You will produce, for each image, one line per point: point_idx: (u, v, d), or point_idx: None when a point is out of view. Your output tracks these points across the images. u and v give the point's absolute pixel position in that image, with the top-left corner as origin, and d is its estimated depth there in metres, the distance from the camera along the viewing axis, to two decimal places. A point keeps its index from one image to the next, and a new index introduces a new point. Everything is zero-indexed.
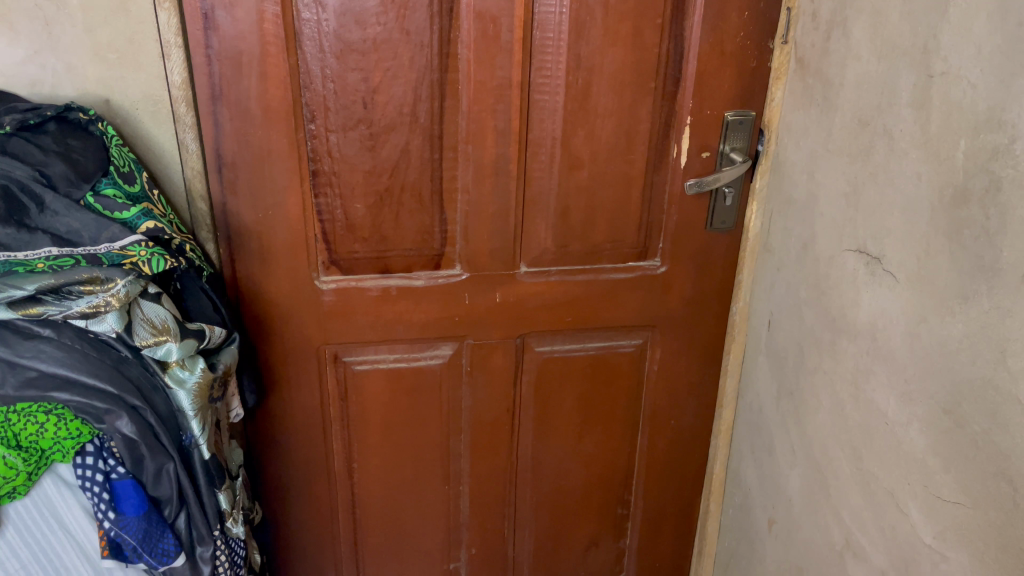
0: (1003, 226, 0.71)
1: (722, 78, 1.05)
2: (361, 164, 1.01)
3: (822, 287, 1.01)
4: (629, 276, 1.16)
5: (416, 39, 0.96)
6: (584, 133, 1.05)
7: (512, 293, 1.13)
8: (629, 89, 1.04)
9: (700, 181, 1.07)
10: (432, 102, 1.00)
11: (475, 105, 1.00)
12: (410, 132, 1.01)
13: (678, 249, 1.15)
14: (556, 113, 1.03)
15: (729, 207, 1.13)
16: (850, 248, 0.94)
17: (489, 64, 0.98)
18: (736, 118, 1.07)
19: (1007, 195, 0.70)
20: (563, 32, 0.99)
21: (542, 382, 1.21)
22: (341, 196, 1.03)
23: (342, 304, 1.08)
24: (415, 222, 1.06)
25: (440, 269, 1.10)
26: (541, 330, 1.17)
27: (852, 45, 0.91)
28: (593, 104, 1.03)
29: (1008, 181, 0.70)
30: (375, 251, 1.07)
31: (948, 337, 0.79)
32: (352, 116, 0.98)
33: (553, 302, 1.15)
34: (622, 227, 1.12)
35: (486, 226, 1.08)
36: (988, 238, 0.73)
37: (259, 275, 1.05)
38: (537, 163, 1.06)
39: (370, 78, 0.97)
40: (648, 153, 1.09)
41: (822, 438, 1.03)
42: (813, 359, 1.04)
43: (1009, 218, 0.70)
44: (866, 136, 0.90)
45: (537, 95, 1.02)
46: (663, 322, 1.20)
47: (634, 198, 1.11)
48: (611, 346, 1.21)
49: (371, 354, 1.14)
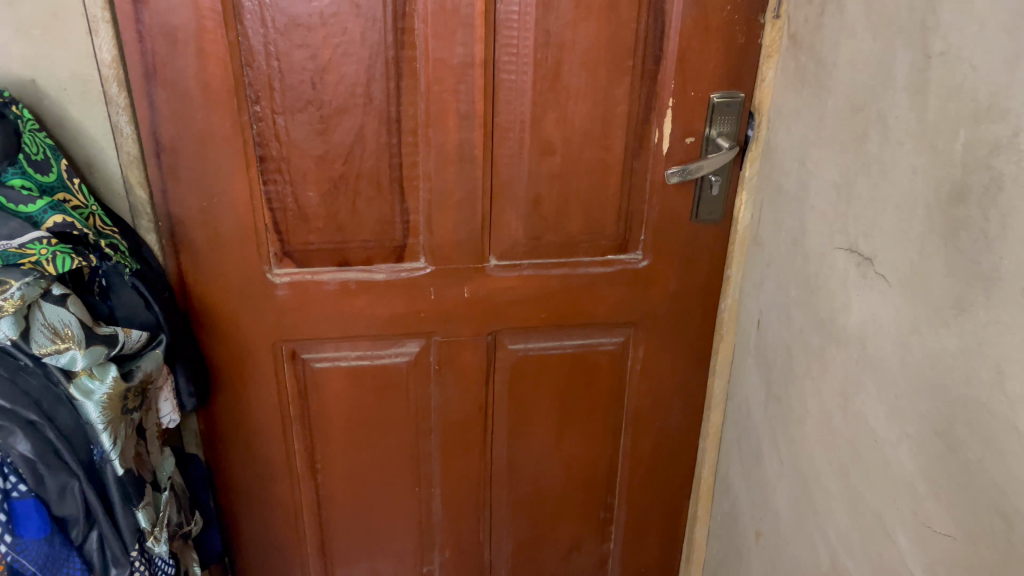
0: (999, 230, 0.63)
1: (707, 56, 0.96)
2: (312, 149, 0.94)
3: (811, 286, 0.92)
4: (607, 271, 1.07)
5: (367, 13, 0.88)
6: (556, 116, 0.96)
7: (481, 288, 1.06)
8: (605, 69, 0.94)
9: (684, 170, 0.97)
10: (388, 82, 0.92)
11: (434, 85, 0.92)
12: (364, 114, 0.93)
13: (661, 241, 1.07)
14: (524, 94, 0.95)
15: (716, 197, 1.04)
16: (841, 247, 0.86)
17: (447, 41, 0.90)
18: (723, 100, 0.98)
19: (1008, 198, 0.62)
20: (529, 5, 0.90)
21: (517, 381, 1.14)
22: (291, 183, 0.95)
23: (298, 298, 1.01)
24: (373, 212, 0.99)
25: (403, 262, 1.03)
26: (513, 326, 1.09)
27: (847, 22, 0.82)
28: (564, 85, 0.95)
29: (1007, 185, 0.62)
30: (331, 243, 1.00)
31: (941, 351, 0.71)
32: (300, 96, 0.91)
33: (525, 297, 1.07)
34: (599, 218, 1.04)
35: (451, 215, 1.00)
36: (983, 243, 0.65)
37: (207, 269, 0.98)
38: (504, 148, 0.98)
39: (318, 56, 0.89)
40: (627, 138, 1.00)
41: (810, 449, 0.95)
42: (802, 364, 0.95)
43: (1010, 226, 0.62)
44: (859, 122, 0.81)
45: (503, 74, 0.93)
46: (646, 319, 1.12)
47: (613, 187, 1.02)
48: (590, 343, 1.13)
49: (331, 352, 1.07)
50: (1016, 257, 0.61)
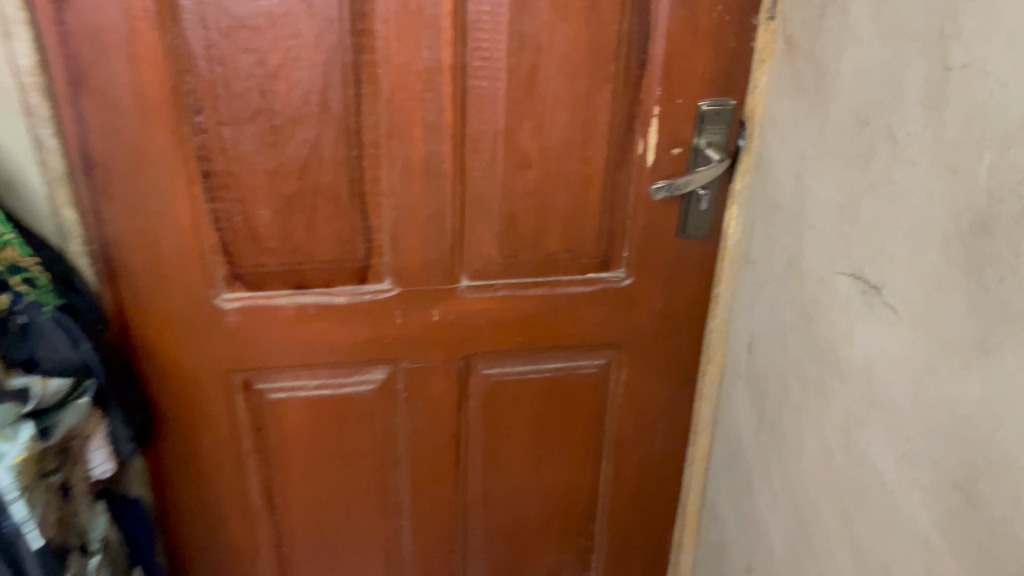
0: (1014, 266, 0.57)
1: (696, 61, 0.88)
2: (262, 164, 0.85)
3: (809, 312, 0.85)
4: (588, 290, 1.00)
5: (321, 14, 0.79)
6: (532, 125, 0.88)
7: (452, 310, 0.97)
8: (585, 74, 0.86)
9: (671, 185, 0.90)
10: (346, 90, 0.83)
11: (397, 93, 0.84)
12: (320, 125, 0.84)
13: (646, 258, 0.99)
14: (498, 102, 0.86)
15: (705, 211, 0.96)
16: (844, 272, 0.79)
17: (412, 44, 0.81)
18: (712, 107, 0.91)
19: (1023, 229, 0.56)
20: (502, 5, 0.81)
21: (491, 408, 1.06)
22: (240, 201, 0.86)
23: (250, 325, 0.93)
24: (332, 231, 0.90)
25: (366, 284, 0.94)
26: (486, 351, 1.01)
27: (851, 26, 0.75)
28: (541, 92, 0.86)
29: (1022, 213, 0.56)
30: (286, 265, 0.91)
31: (961, 397, 0.64)
32: (248, 106, 0.82)
33: (500, 320, 0.99)
34: (579, 234, 0.96)
35: (418, 233, 0.92)
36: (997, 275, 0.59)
37: (148, 295, 0.89)
38: (475, 161, 0.89)
39: (267, 61, 0.80)
40: (609, 149, 0.92)
41: (807, 486, 0.88)
42: (798, 394, 0.88)
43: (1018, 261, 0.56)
44: (865, 138, 0.74)
45: (474, 80, 0.85)
46: (630, 341, 1.04)
47: (593, 202, 0.94)
48: (570, 367, 1.05)
49: (289, 381, 0.98)
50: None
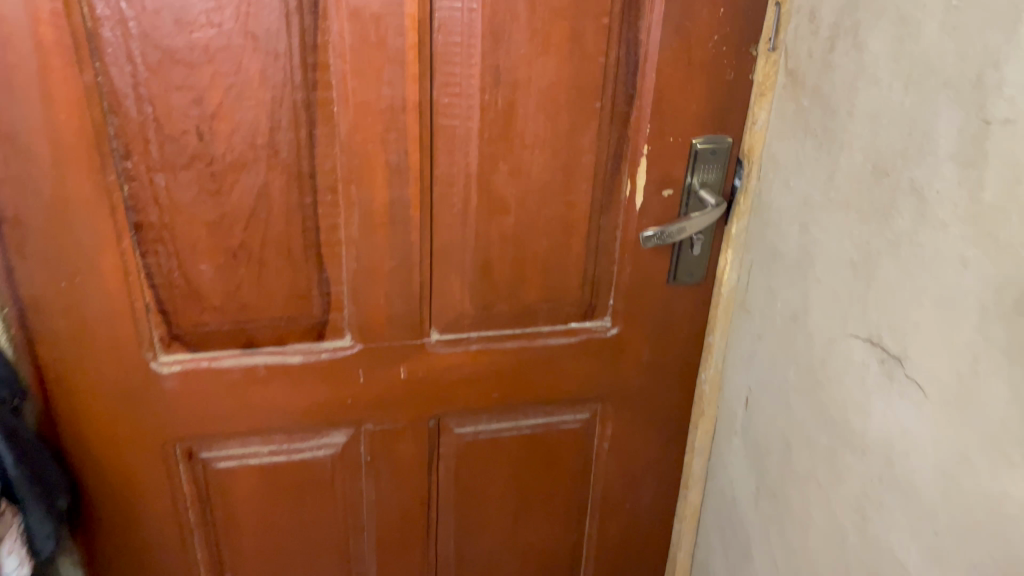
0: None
1: (689, 95, 0.79)
2: (202, 214, 0.75)
3: (816, 375, 0.77)
4: (570, 342, 0.91)
5: (266, 46, 0.69)
6: (508, 168, 0.79)
7: (420, 368, 0.88)
8: (567, 111, 0.77)
9: (664, 233, 0.81)
10: (298, 131, 0.73)
11: (356, 134, 0.74)
12: (268, 170, 0.74)
13: (633, 307, 0.90)
14: (470, 142, 0.77)
15: (697, 257, 0.88)
16: (858, 336, 0.71)
17: (372, 80, 0.72)
18: (707, 146, 0.82)
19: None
20: (474, 37, 0.72)
21: (465, 468, 0.96)
22: (178, 254, 0.76)
23: (192, 390, 0.82)
24: (284, 285, 0.80)
25: (323, 340, 0.85)
26: (459, 409, 0.92)
27: (867, 65, 0.67)
28: (517, 131, 0.77)
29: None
30: (232, 323, 0.81)
31: (1002, 497, 0.56)
32: (184, 150, 0.71)
33: (473, 376, 0.90)
34: (560, 283, 0.87)
35: (382, 285, 0.82)
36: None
37: (73, 360, 0.78)
38: (445, 207, 0.80)
39: (205, 100, 0.70)
40: (593, 192, 0.83)
41: (814, 563, 0.80)
42: (803, 462, 0.80)
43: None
44: (883, 191, 0.66)
45: (443, 119, 0.75)
46: (615, 393, 0.96)
47: (576, 249, 0.85)
48: (550, 423, 0.96)
49: (238, 448, 0.88)
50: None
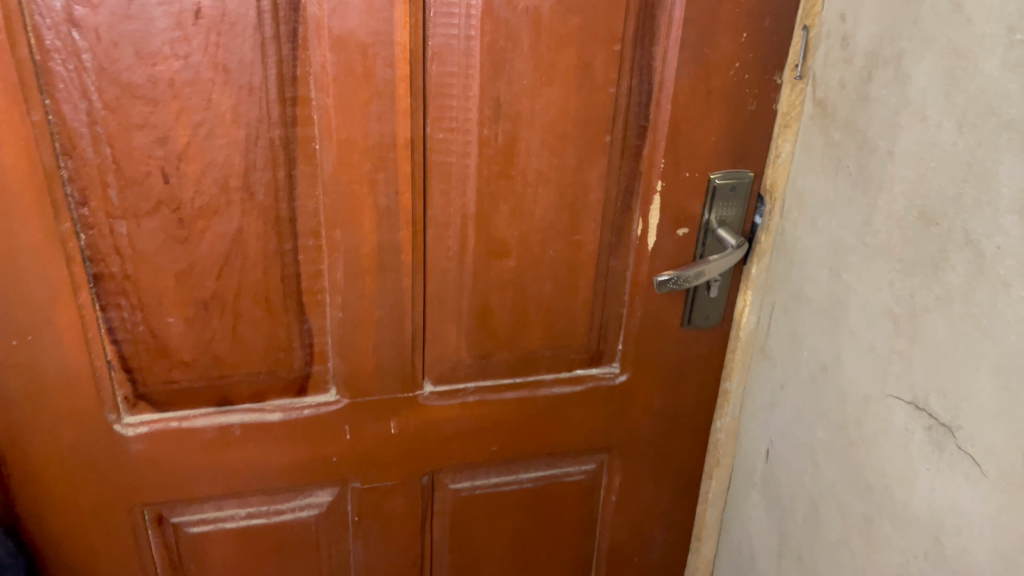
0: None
1: (707, 127, 0.72)
2: (169, 264, 0.67)
3: (849, 434, 0.71)
4: (576, 391, 0.83)
5: (239, 79, 0.61)
6: (509, 208, 0.72)
7: (413, 422, 0.80)
8: (574, 145, 0.70)
9: (682, 277, 0.74)
10: (276, 172, 0.66)
11: (341, 174, 0.67)
12: (242, 215, 0.66)
13: (644, 352, 0.83)
14: (467, 181, 0.70)
15: (714, 299, 0.81)
16: (900, 397, 0.64)
17: (358, 115, 0.64)
18: (726, 181, 0.75)
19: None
20: (472, 66, 0.65)
21: (461, 525, 0.89)
22: (143, 307, 0.68)
23: (161, 452, 0.75)
24: (262, 338, 0.72)
25: (306, 395, 0.77)
26: (455, 464, 0.84)
27: (911, 100, 0.60)
28: (520, 168, 0.70)
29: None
30: (204, 379, 0.73)
31: None
32: (147, 194, 0.64)
33: (471, 429, 0.82)
34: (565, 329, 0.80)
35: (370, 337, 0.74)
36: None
37: (26, 424, 0.70)
38: (440, 251, 0.72)
39: (171, 139, 0.62)
40: (601, 232, 0.75)
41: None
42: (833, 527, 0.74)
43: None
44: (930, 240, 0.59)
45: (437, 156, 0.68)
46: (624, 443, 0.89)
47: (582, 292, 0.78)
48: (554, 475, 0.89)
49: (213, 512, 0.80)
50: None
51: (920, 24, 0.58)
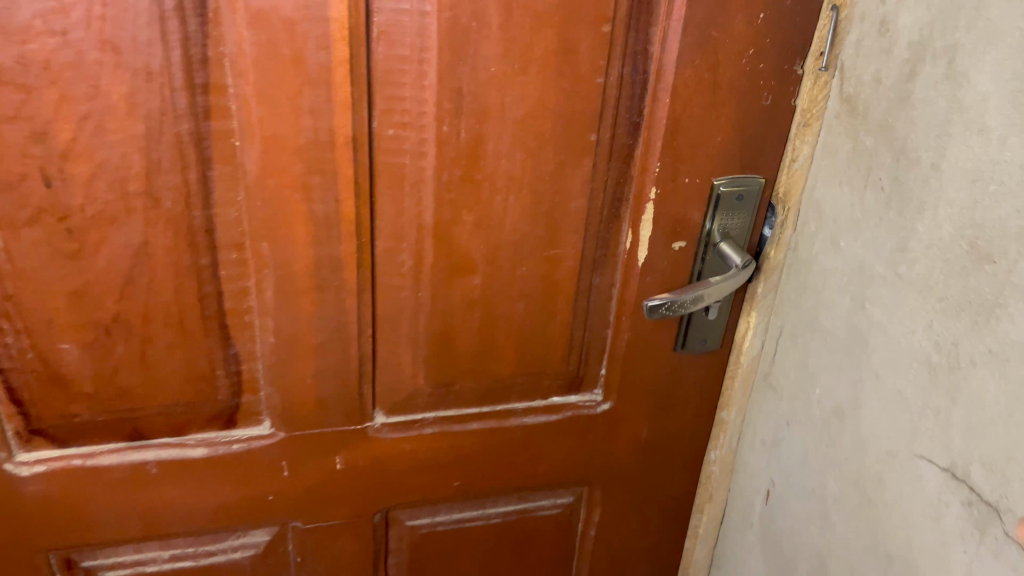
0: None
1: (713, 125, 0.61)
2: (58, 281, 0.55)
3: (867, 492, 0.60)
4: (551, 421, 0.73)
5: (135, 62, 0.49)
6: (474, 218, 0.60)
7: (361, 457, 0.70)
8: (552, 145, 0.58)
9: (676, 303, 0.63)
10: (187, 174, 0.54)
11: (268, 178, 0.55)
12: (148, 225, 0.55)
13: (631, 379, 0.72)
14: (423, 187, 0.58)
15: (712, 321, 0.70)
16: (934, 462, 0.53)
17: (286, 107, 0.52)
18: (731, 188, 0.64)
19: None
20: (427, 49, 0.53)
21: (419, 564, 0.79)
22: (29, 332, 0.57)
23: (63, 494, 0.64)
24: (179, 366, 0.61)
25: (235, 427, 0.66)
26: (412, 500, 0.74)
27: (966, 105, 0.48)
28: (486, 171, 0.58)
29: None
30: (112, 412, 0.62)
31: None
32: (26, 200, 0.52)
33: (429, 463, 0.72)
34: (540, 354, 0.69)
35: (309, 365, 0.63)
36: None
37: None
38: (392, 267, 0.61)
39: (51, 134, 0.50)
40: (584, 245, 0.64)
41: None
42: None
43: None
44: (983, 281, 0.48)
45: (386, 157, 0.56)
46: (605, 476, 0.78)
47: (561, 313, 0.67)
48: (525, 509, 0.79)
49: (130, 555, 0.70)
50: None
51: (984, 11, 0.46)
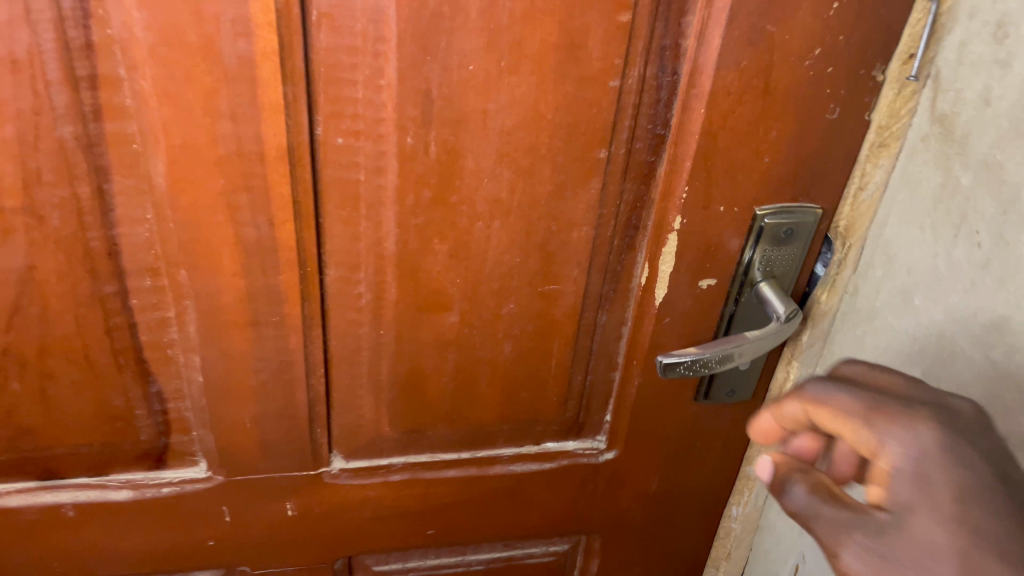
0: (877, 510, 0.32)
1: (761, 142, 0.47)
2: None
3: None
4: (543, 471, 0.61)
5: None
6: (447, 246, 0.48)
7: (317, 503, 0.59)
8: (549, 162, 0.46)
9: (699, 362, 0.50)
10: (76, 187, 0.42)
11: (181, 195, 0.43)
12: (32, 246, 0.44)
13: (641, 429, 0.60)
14: (381, 208, 0.46)
15: (742, 371, 0.58)
16: None
17: (198, 109, 0.40)
18: (778, 219, 0.50)
19: (929, 492, 0.31)
20: (384, 39, 0.40)
21: None
22: None
23: None
24: (89, 404, 0.51)
25: (166, 468, 0.56)
26: (379, 547, 0.64)
27: None
28: (463, 192, 0.46)
29: (978, 415, 0.34)
30: (13, 452, 0.52)
31: None
32: None
33: (397, 512, 0.61)
34: (531, 398, 0.57)
35: (247, 407, 0.53)
36: (825, 489, 0.35)
37: None
38: (345, 300, 0.49)
39: None
40: (587, 278, 0.52)
41: None
42: None
43: (875, 532, 0.31)
44: None
45: (334, 173, 0.44)
46: (607, 527, 0.67)
47: (557, 355, 0.55)
48: (512, 557, 0.69)
49: None
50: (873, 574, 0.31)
51: None
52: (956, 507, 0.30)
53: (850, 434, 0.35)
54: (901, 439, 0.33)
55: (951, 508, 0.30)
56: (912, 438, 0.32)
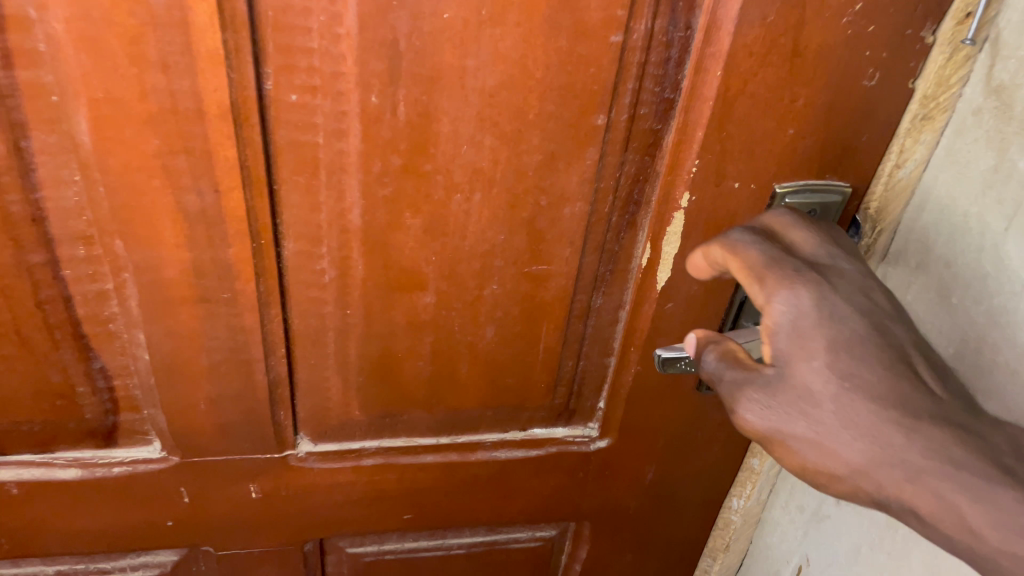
0: (765, 368, 0.35)
1: (785, 112, 0.41)
2: None
3: None
4: (529, 458, 0.57)
5: None
6: (420, 220, 0.42)
7: (285, 486, 0.55)
8: (537, 128, 0.40)
9: None
10: None
11: (111, 156, 0.37)
12: None
13: (636, 419, 0.55)
14: (344, 176, 0.40)
15: None
16: None
17: (123, 57, 0.34)
18: (801, 199, 0.44)
19: (804, 343, 0.34)
20: None
21: None
22: None
23: None
24: (25, 380, 0.46)
25: (119, 446, 0.51)
26: (352, 530, 0.60)
27: None
28: (438, 160, 0.40)
29: (863, 276, 0.37)
30: None
31: None
32: None
33: (371, 496, 0.57)
34: (516, 384, 0.52)
35: (201, 387, 0.48)
36: (732, 355, 0.37)
37: None
38: (306, 276, 0.44)
39: None
40: (580, 258, 0.46)
41: None
42: None
43: (764, 385, 0.35)
44: None
45: (287, 135, 0.38)
46: (597, 516, 0.63)
47: (545, 338, 0.50)
48: (496, 541, 0.65)
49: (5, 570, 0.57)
50: (764, 422, 0.35)
51: None
52: (829, 353, 0.34)
53: (747, 284, 0.37)
54: (786, 298, 0.35)
55: (824, 355, 0.34)
56: (795, 297, 0.35)
